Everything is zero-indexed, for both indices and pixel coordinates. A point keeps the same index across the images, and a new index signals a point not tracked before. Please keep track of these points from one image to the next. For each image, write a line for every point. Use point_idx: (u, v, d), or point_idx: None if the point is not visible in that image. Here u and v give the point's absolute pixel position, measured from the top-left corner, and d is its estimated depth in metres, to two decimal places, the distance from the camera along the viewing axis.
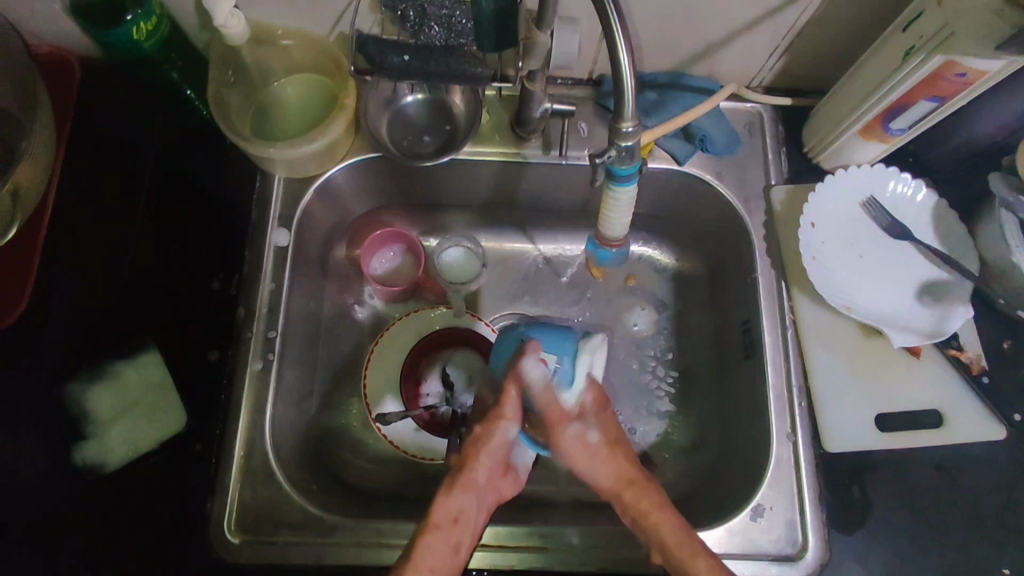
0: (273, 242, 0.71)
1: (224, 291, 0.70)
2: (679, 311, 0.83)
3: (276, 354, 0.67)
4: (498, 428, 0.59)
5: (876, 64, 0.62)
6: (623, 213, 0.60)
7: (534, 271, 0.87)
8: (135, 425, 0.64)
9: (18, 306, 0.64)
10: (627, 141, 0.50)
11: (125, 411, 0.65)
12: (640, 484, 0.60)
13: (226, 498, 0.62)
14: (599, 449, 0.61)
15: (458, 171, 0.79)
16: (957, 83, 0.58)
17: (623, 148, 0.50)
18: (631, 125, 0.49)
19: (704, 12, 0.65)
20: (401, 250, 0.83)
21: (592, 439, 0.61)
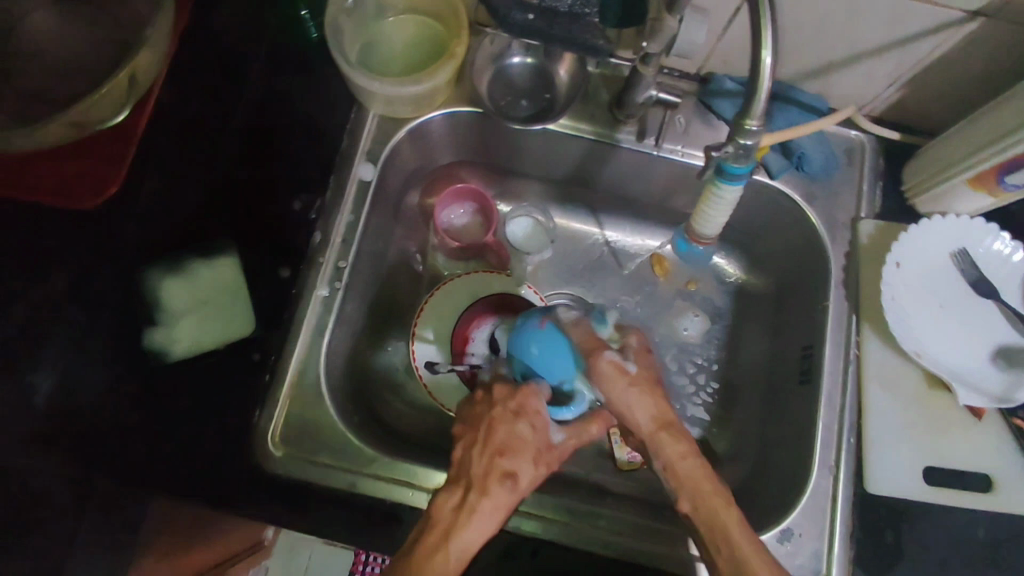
0: (358, 175, 0.74)
1: (304, 213, 0.74)
2: (733, 325, 0.84)
3: (343, 285, 0.73)
4: (537, 479, 0.54)
5: (1007, 113, 0.60)
6: (720, 213, 0.62)
7: (598, 256, 0.88)
8: (199, 322, 0.65)
9: None
10: (747, 140, 0.49)
11: (190, 307, 0.65)
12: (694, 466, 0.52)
13: (278, 405, 0.69)
14: (640, 419, 0.54)
15: (546, 142, 0.79)
16: None
17: (741, 146, 0.49)
18: (755, 124, 0.48)
19: (836, 26, 0.64)
20: (473, 209, 0.83)
21: (635, 409, 0.54)
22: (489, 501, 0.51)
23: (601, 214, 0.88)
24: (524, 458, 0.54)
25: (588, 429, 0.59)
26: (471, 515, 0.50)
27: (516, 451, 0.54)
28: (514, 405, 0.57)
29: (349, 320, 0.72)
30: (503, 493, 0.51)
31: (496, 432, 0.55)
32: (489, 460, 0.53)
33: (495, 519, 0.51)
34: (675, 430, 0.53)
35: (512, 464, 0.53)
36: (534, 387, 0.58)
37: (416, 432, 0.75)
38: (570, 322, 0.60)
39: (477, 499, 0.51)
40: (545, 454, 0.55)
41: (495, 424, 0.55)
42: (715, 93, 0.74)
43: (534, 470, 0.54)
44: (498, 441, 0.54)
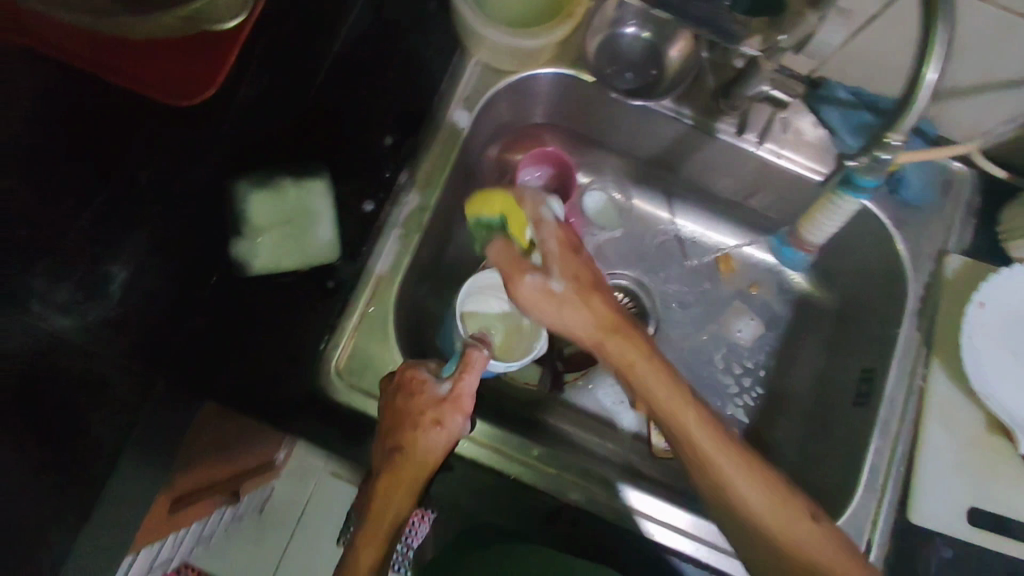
0: (453, 121, 0.70)
1: (393, 148, 0.70)
2: (789, 335, 0.84)
3: (421, 227, 0.68)
4: (442, 440, 0.59)
5: None
6: (834, 224, 0.67)
7: (664, 244, 0.87)
8: (282, 237, 0.69)
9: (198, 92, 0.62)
10: (886, 153, 0.53)
11: (279, 222, 0.70)
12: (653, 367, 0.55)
13: (342, 333, 0.65)
14: (573, 323, 0.56)
15: (641, 120, 0.77)
16: None
17: (880, 158, 0.54)
18: (898, 139, 0.51)
19: (975, 51, 0.61)
20: (549, 174, 0.81)
21: (570, 322, 0.56)
22: (401, 490, 0.59)
23: (675, 201, 0.87)
24: (398, 431, 0.59)
25: (474, 369, 0.61)
26: (386, 494, 0.59)
27: (398, 424, 0.59)
28: (395, 385, 0.60)
29: (420, 265, 0.72)
30: (399, 471, 0.59)
31: (386, 418, 0.60)
32: (387, 453, 0.59)
33: (402, 495, 0.59)
34: (623, 333, 0.56)
35: (400, 440, 0.58)
36: (411, 365, 0.61)
37: None
38: (503, 250, 0.60)
39: (384, 487, 0.59)
40: (438, 410, 0.59)
41: (382, 411, 0.60)
42: (823, 99, 0.71)
43: (437, 449, 0.59)
44: (383, 420, 0.60)
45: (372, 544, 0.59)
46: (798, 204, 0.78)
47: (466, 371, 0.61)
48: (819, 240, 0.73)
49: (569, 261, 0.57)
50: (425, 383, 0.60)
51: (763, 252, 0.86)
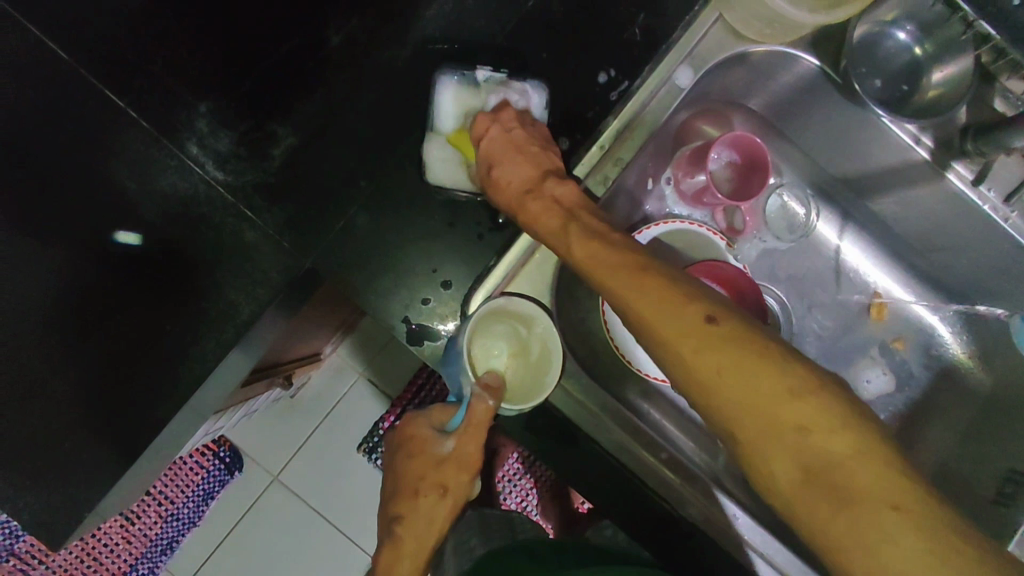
0: (674, 78, 0.62)
1: (605, 91, 0.65)
2: (925, 406, 0.77)
3: (610, 188, 0.62)
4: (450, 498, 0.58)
5: None
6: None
7: (823, 268, 0.80)
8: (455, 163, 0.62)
9: None
10: None
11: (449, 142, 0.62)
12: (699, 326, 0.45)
13: (502, 270, 0.59)
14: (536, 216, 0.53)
15: (864, 134, 0.69)
16: None
17: None
18: None
19: None
20: (728, 161, 0.71)
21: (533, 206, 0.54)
22: (405, 546, 0.57)
23: (849, 229, 0.80)
24: (409, 501, 0.58)
25: (477, 427, 0.56)
26: (392, 557, 0.57)
27: (410, 485, 0.58)
28: (406, 438, 0.59)
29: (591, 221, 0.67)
30: (401, 542, 0.57)
31: (402, 471, 0.59)
32: (394, 521, 0.58)
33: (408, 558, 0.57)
34: (567, 233, 0.51)
35: (406, 507, 0.58)
36: (415, 421, 0.59)
37: (586, 355, 0.71)
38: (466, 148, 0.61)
39: (393, 547, 0.57)
40: (444, 480, 0.57)
41: (398, 463, 0.60)
42: None
43: (436, 506, 0.58)
44: (399, 471, 0.59)
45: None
46: (990, 273, 0.71)
47: (468, 430, 0.56)
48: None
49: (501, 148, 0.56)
50: (428, 434, 0.58)
51: (925, 310, 0.79)
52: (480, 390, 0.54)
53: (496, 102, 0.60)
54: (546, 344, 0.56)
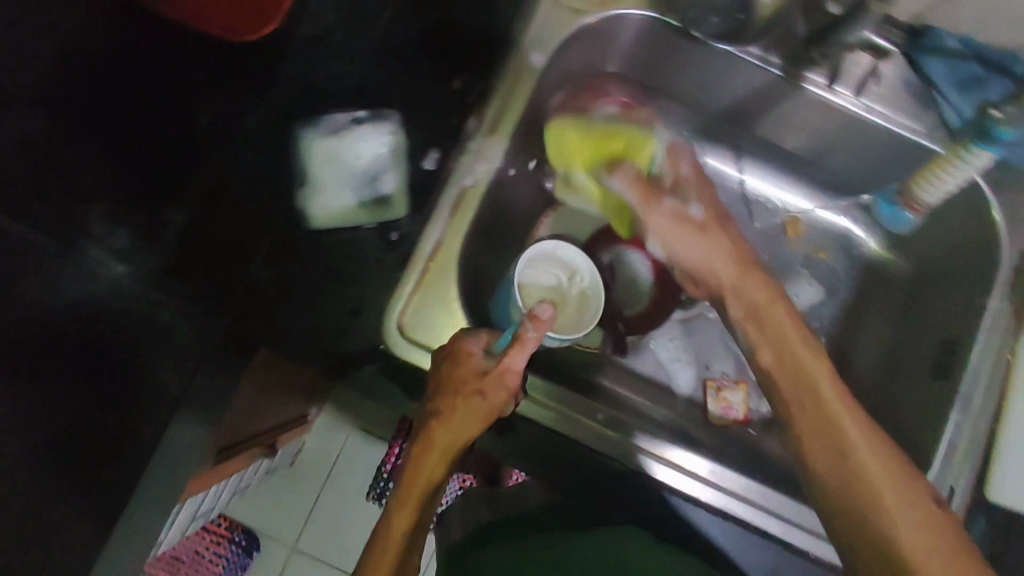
0: (524, 62, 0.65)
1: (462, 94, 0.65)
2: (855, 304, 0.81)
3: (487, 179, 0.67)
4: (477, 409, 0.56)
5: None
6: (957, 180, 0.64)
7: (728, 201, 0.84)
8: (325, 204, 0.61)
9: (260, 30, 0.65)
10: None
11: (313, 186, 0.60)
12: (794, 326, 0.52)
13: (404, 292, 0.60)
14: (715, 253, 0.58)
15: (723, 69, 0.72)
16: None
17: None
18: None
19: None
20: (610, 120, 0.75)
21: (713, 247, 0.58)
22: (435, 441, 0.57)
23: (745, 160, 0.83)
24: (444, 399, 0.56)
25: (523, 348, 0.57)
26: (418, 452, 0.57)
27: (443, 387, 0.57)
28: (448, 349, 0.57)
29: (483, 217, 0.71)
30: (433, 433, 0.56)
31: (436, 375, 0.57)
32: (429, 408, 0.57)
33: (433, 453, 0.57)
34: (749, 267, 0.56)
35: (439, 407, 0.56)
36: (458, 340, 0.57)
37: None
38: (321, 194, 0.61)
39: (421, 442, 0.57)
40: (478, 386, 0.56)
41: (434, 365, 0.58)
42: (924, 50, 0.67)
43: (467, 411, 0.56)
44: (436, 371, 0.58)
45: (404, 496, 0.56)
46: (881, 163, 0.73)
47: (513, 349, 0.57)
48: (938, 200, 0.69)
49: (672, 227, 0.61)
50: (477, 354, 0.57)
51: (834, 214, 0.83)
52: (528, 320, 0.58)
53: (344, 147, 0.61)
54: (586, 292, 0.70)
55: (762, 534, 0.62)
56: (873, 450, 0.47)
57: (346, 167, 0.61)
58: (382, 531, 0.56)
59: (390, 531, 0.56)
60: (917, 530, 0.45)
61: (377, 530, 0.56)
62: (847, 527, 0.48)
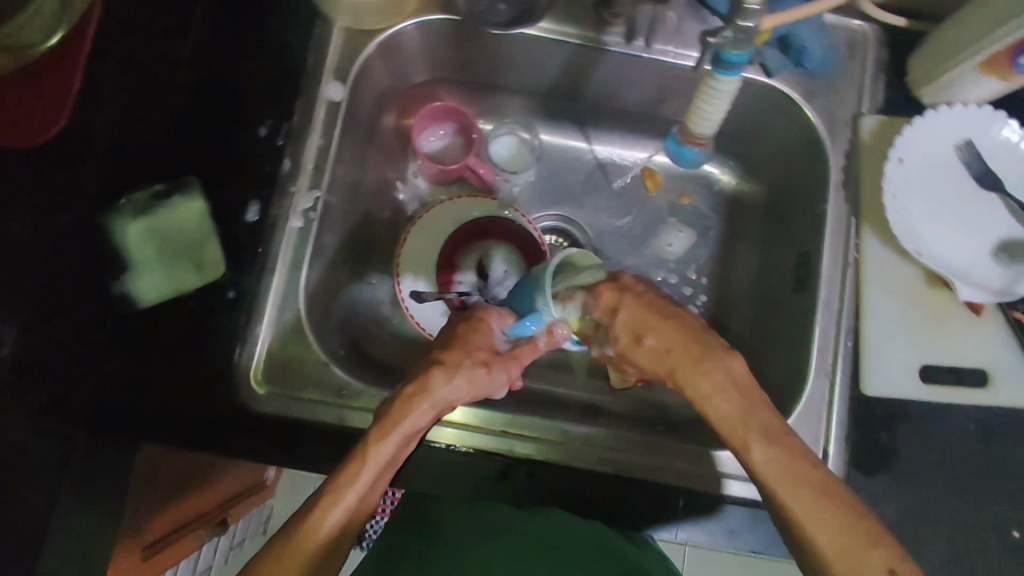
0: (326, 97, 0.67)
1: (269, 140, 0.67)
2: (726, 239, 0.81)
3: (317, 214, 0.67)
4: (482, 376, 0.52)
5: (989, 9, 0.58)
6: (719, 107, 0.60)
7: (582, 174, 0.83)
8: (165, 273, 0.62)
9: (47, 133, 0.51)
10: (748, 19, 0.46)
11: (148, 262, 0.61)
12: (726, 389, 0.49)
13: (258, 346, 0.64)
14: (650, 363, 0.53)
15: (526, 49, 0.72)
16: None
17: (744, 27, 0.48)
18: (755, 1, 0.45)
19: None
20: (452, 131, 0.79)
21: (654, 361, 0.53)
22: (427, 394, 0.50)
23: (589, 128, 0.82)
24: (459, 355, 0.52)
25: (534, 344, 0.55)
26: (402, 403, 0.49)
27: (462, 347, 0.53)
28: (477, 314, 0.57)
29: (329, 251, 0.70)
30: (433, 384, 0.50)
31: (456, 338, 0.55)
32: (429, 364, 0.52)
33: (424, 407, 0.49)
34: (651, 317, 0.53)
35: (447, 359, 0.52)
36: (490, 311, 0.57)
37: (405, 360, 0.74)
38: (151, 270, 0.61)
39: (411, 393, 0.50)
40: (489, 359, 0.53)
41: (451, 333, 0.56)
42: None
43: (473, 373, 0.51)
44: (447, 341, 0.55)
45: (369, 458, 0.47)
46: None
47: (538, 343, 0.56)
48: (714, 129, 0.64)
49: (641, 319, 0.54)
50: (495, 325, 0.56)
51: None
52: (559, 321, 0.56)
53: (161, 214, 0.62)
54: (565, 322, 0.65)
55: (665, 488, 0.63)
56: (809, 499, 0.45)
57: (176, 238, 0.62)
58: (331, 500, 0.45)
59: (341, 501, 0.45)
60: (842, 553, 0.43)
61: (318, 499, 0.45)
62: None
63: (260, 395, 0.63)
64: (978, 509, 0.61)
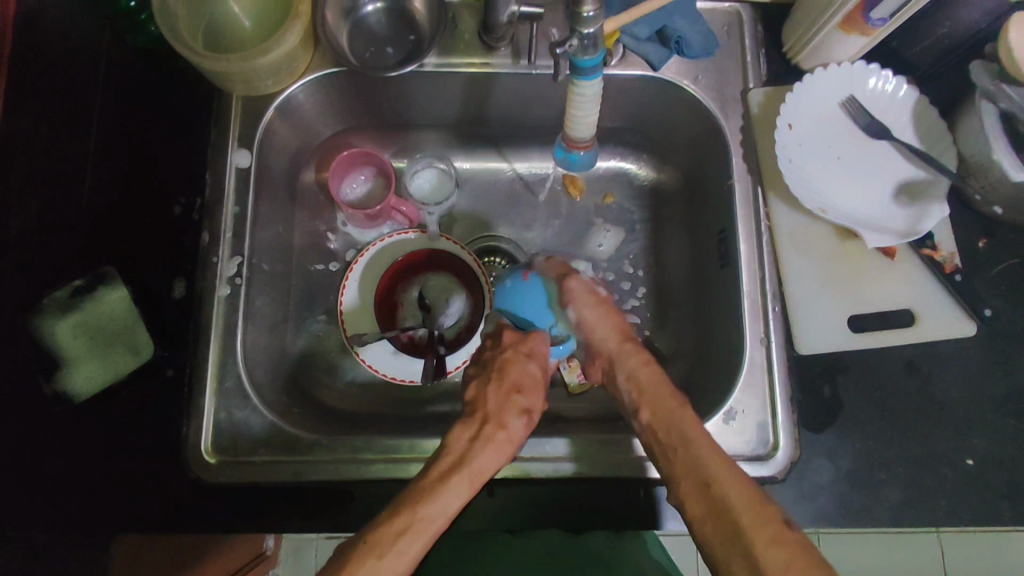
0: (234, 164, 0.69)
1: (185, 216, 0.69)
2: (656, 229, 0.81)
3: (243, 279, 0.67)
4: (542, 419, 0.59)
5: None
6: (590, 111, 0.60)
7: (505, 193, 0.84)
8: (96, 363, 0.62)
9: None
10: (588, 28, 0.49)
11: (81, 354, 0.62)
12: (651, 378, 0.58)
13: (203, 420, 0.64)
14: (604, 331, 0.61)
15: (423, 86, 0.74)
16: (877, 22, 0.61)
17: (585, 35, 0.50)
18: (591, 9, 0.48)
19: None
20: (372, 174, 0.80)
21: (604, 323, 0.62)
22: (510, 437, 0.54)
23: (505, 147, 0.84)
24: (534, 397, 0.58)
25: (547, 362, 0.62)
26: (490, 443, 0.52)
27: (531, 389, 0.58)
28: (524, 348, 0.60)
29: (265, 312, 0.71)
30: (515, 426, 0.55)
31: (511, 372, 0.58)
32: (507, 400, 0.56)
33: (505, 450, 0.54)
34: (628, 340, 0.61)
35: (524, 403, 0.56)
36: (538, 336, 0.62)
37: (363, 406, 0.75)
38: (83, 362, 0.62)
39: (502, 438, 0.53)
40: (545, 397, 0.59)
41: (510, 369, 0.58)
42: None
43: (539, 416, 0.58)
44: (512, 381, 0.58)
45: (464, 489, 0.49)
46: (608, 101, 0.75)
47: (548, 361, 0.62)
48: (592, 131, 0.64)
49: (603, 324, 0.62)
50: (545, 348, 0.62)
51: (607, 159, 0.83)
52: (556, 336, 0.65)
53: (86, 306, 0.63)
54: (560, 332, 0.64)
55: (622, 481, 0.64)
56: (726, 474, 0.50)
57: (105, 328, 0.64)
58: (421, 526, 0.46)
59: (433, 525, 0.46)
60: (757, 521, 0.46)
61: (411, 522, 0.46)
62: (715, 543, 0.48)
63: (212, 465, 0.64)
64: (927, 443, 0.63)
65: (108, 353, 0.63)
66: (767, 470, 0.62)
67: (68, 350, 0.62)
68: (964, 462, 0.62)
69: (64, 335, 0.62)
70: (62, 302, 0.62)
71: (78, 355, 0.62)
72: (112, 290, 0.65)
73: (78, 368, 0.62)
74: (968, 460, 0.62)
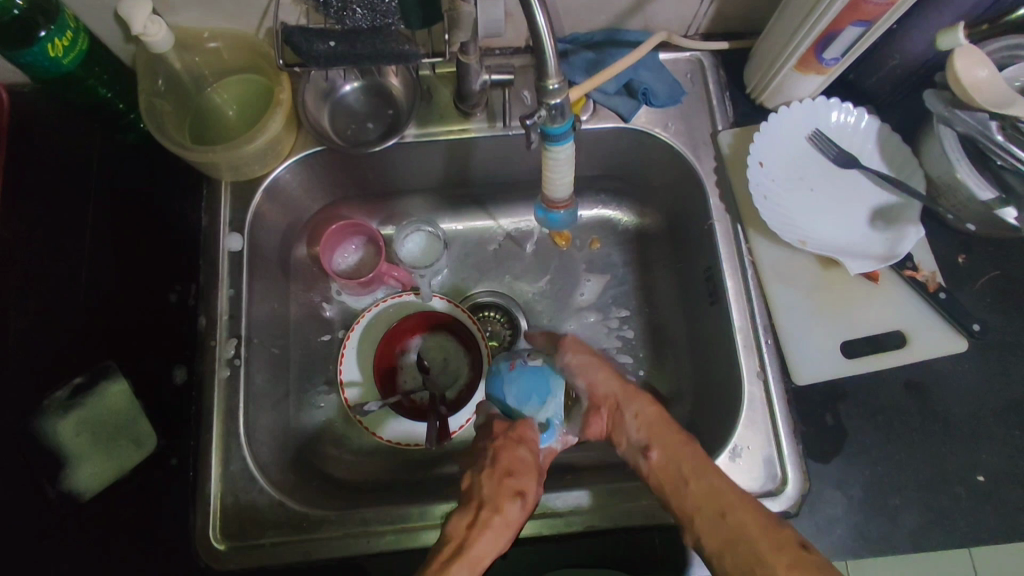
0: (227, 247, 0.71)
1: (182, 302, 0.72)
2: (644, 270, 0.83)
3: (242, 360, 0.68)
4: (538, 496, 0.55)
5: (785, 17, 0.63)
6: (565, 173, 0.62)
7: (494, 249, 0.85)
8: (101, 460, 0.65)
9: None
10: (555, 99, 0.53)
11: (85, 453, 0.64)
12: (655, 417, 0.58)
13: (209, 505, 0.64)
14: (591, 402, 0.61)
15: (406, 156, 0.77)
16: (828, 61, 0.63)
17: (553, 105, 0.53)
18: (557, 82, 0.52)
19: None
20: (362, 242, 0.81)
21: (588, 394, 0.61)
22: (506, 521, 0.50)
23: (490, 205, 0.86)
24: (528, 479, 0.54)
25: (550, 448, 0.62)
26: (487, 529, 0.49)
27: (522, 473, 0.55)
28: (514, 432, 0.58)
29: (266, 390, 0.71)
30: (514, 509, 0.51)
31: (503, 458, 0.55)
32: (499, 481, 0.53)
33: (507, 537, 0.50)
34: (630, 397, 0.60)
35: (523, 486, 0.53)
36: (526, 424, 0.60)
37: (370, 474, 0.74)
38: (86, 462, 0.64)
39: (500, 523, 0.50)
40: (538, 476, 0.57)
41: (500, 453, 0.56)
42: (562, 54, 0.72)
43: (534, 496, 0.55)
44: (504, 464, 0.55)
45: None
46: (584, 153, 0.78)
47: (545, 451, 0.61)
48: (570, 191, 0.67)
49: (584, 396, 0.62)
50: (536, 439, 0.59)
51: (590, 207, 0.85)
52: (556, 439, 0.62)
53: (83, 404, 0.65)
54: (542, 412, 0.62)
55: (637, 531, 0.64)
56: (755, 521, 0.49)
57: (107, 423, 0.66)
58: None
59: None
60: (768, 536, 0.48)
61: None
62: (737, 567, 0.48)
63: (221, 552, 0.63)
64: (936, 462, 0.63)
65: (111, 448, 0.65)
66: (780, 505, 0.61)
67: (71, 452, 0.64)
68: (976, 478, 0.62)
69: (65, 437, 0.65)
70: (61, 403, 0.65)
71: (81, 453, 0.64)
72: (106, 388, 0.66)
73: (82, 468, 0.64)
74: (981, 476, 0.62)
